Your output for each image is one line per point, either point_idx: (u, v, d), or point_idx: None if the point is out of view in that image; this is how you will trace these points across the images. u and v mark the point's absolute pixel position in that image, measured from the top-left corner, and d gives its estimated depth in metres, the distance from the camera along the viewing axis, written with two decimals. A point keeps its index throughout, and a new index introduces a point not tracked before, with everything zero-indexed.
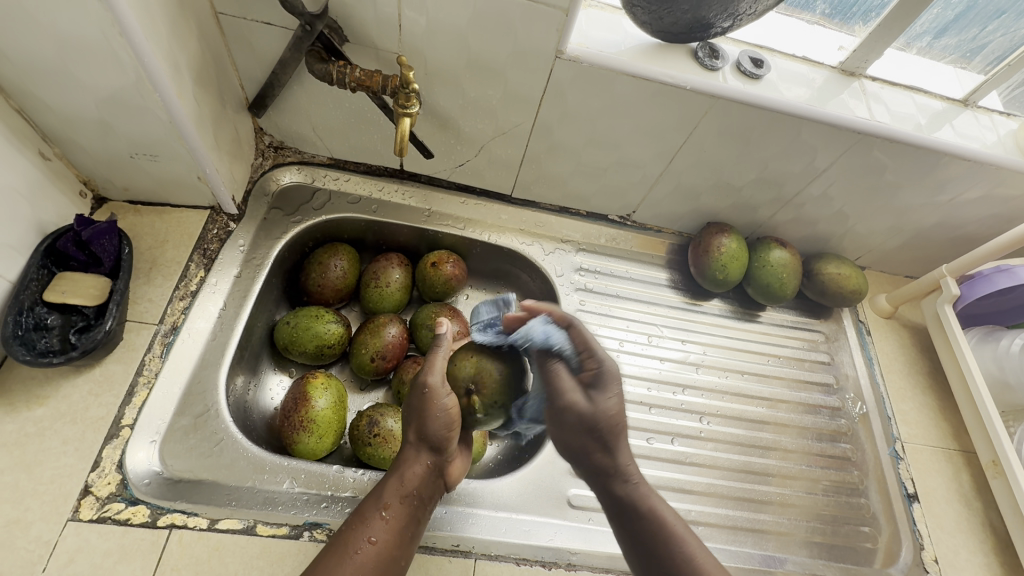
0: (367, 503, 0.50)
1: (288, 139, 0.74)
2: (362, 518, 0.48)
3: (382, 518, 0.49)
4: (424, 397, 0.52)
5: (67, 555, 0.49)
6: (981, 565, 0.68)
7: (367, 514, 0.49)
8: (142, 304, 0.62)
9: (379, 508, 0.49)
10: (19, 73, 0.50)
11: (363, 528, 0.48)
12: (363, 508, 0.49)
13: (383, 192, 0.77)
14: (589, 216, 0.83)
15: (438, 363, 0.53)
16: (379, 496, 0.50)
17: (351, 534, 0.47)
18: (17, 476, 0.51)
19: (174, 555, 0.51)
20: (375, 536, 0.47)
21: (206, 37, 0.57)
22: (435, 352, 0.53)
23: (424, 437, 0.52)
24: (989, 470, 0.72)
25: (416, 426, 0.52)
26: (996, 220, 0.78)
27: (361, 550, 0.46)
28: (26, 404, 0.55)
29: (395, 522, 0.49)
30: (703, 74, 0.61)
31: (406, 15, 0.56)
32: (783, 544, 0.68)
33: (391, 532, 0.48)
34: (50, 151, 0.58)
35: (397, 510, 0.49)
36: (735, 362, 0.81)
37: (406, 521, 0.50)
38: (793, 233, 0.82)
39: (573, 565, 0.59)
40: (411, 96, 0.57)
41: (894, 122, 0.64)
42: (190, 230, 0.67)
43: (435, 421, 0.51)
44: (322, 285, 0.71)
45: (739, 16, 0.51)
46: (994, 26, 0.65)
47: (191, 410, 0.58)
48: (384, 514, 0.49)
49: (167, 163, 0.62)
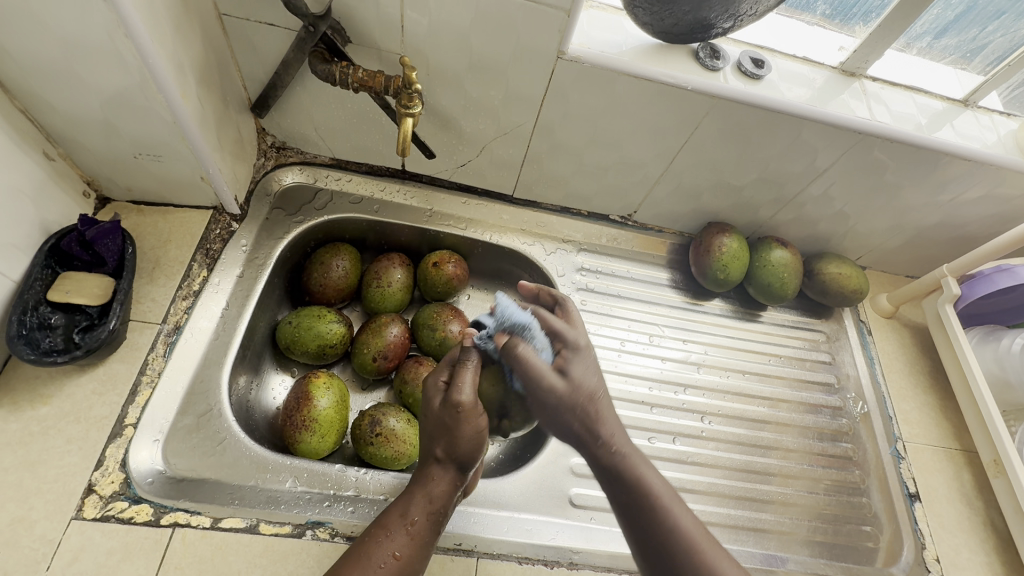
0: (393, 514, 0.49)
1: (290, 140, 0.74)
2: (387, 531, 0.47)
3: (407, 532, 0.48)
4: (455, 415, 0.50)
5: (71, 553, 0.49)
6: (982, 564, 0.68)
7: (391, 525, 0.48)
8: (145, 303, 0.62)
9: (406, 523, 0.48)
10: (24, 73, 0.50)
11: (387, 541, 0.47)
12: (387, 519, 0.48)
13: (385, 192, 0.78)
14: (590, 216, 0.84)
15: (467, 378, 0.52)
16: (406, 509, 0.49)
17: (375, 545, 0.46)
18: (21, 475, 0.51)
19: (177, 554, 0.51)
20: (398, 551, 0.47)
21: (209, 38, 0.57)
22: (461, 368, 0.52)
23: (453, 454, 0.50)
24: (990, 470, 0.72)
25: (445, 444, 0.50)
26: (997, 220, 0.78)
27: (384, 564, 0.45)
28: (30, 404, 0.55)
29: (419, 539, 0.48)
30: (704, 75, 0.62)
31: (408, 16, 0.57)
32: (784, 544, 0.68)
33: (415, 547, 0.48)
34: (54, 151, 0.59)
35: (423, 526, 0.48)
36: (736, 362, 0.81)
37: (429, 537, 0.49)
38: (793, 233, 0.83)
39: (575, 564, 0.59)
40: (414, 96, 0.57)
41: (895, 122, 0.65)
42: (193, 231, 0.68)
43: (466, 441, 0.50)
44: (323, 285, 0.71)
45: (740, 17, 0.51)
46: (993, 27, 0.65)
47: (194, 409, 0.59)
48: (410, 528, 0.48)
49: (170, 164, 0.62)
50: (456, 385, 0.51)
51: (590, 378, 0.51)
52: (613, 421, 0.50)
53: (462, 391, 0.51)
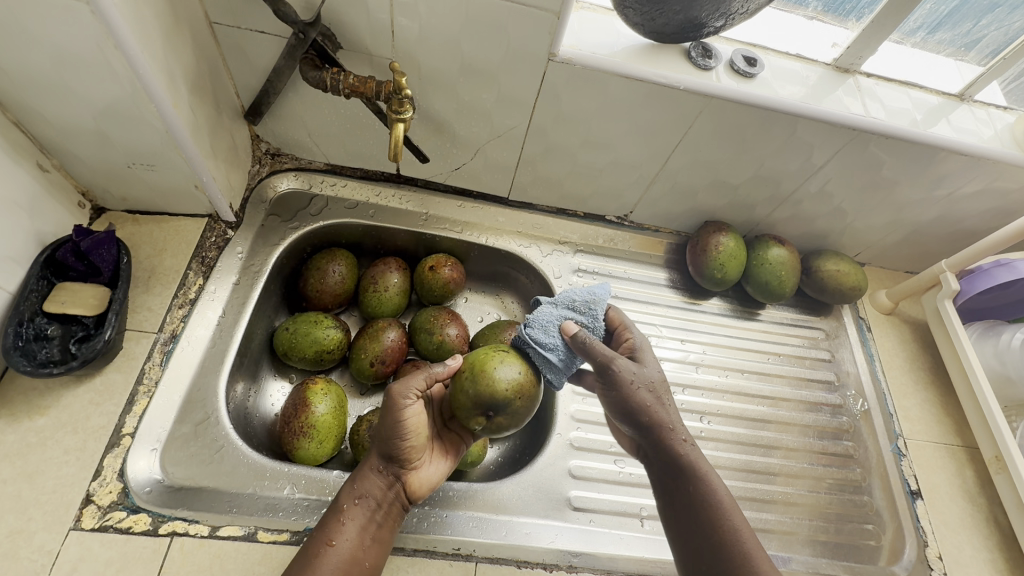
0: (331, 509, 0.52)
1: (285, 147, 0.74)
2: (325, 522, 0.50)
3: (342, 521, 0.50)
4: (386, 407, 0.53)
5: (70, 564, 0.49)
6: (986, 561, 0.68)
7: (329, 518, 0.50)
8: (142, 313, 0.63)
9: (340, 511, 0.51)
10: (16, 86, 0.50)
11: (324, 531, 0.49)
12: (326, 514, 0.51)
13: (380, 197, 0.78)
14: (586, 217, 0.84)
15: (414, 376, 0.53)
16: (340, 500, 0.52)
17: (312, 537, 0.49)
18: (19, 486, 0.52)
19: (176, 563, 0.51)
20: (335, 539, 0.49)
21: (200, 47, 0.57)
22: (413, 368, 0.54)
23: (384, 444, 0.54)
24: (992, 466, 0.72)
25: (382, 435, 0.54)
26: (995, 214, 0.77)
27: (319, 552, 0.48)
28: (28, 415, 0.55)
29: (354, 523, 0.50)
30: (696, 74, 0.62)
31: (398, 21, 0.57)
32: (786, 544, 0.68)
33: (348, 533, 0.49)
34: (48, 162, 0.59)
35: (356, 513, 0.51)
36: (735, 361, 0.80)
37: (367, 522, 0.51)
38: (790, 231, 0.83)
39: (574, 567, 0.59)
40: (405, 102, 0.58)
41: (890, 118, 0.64)
42: (189, 239, 0.68)
43: (399, 428, 0.53)
44: (320, 291, 0.71)
45: (732, 15, 0.51)
46: (987, 20, 0.65)
47: (192, 417, 0.59)
48: (343, 514, 0.50)
49: (164, 173, 0.62)
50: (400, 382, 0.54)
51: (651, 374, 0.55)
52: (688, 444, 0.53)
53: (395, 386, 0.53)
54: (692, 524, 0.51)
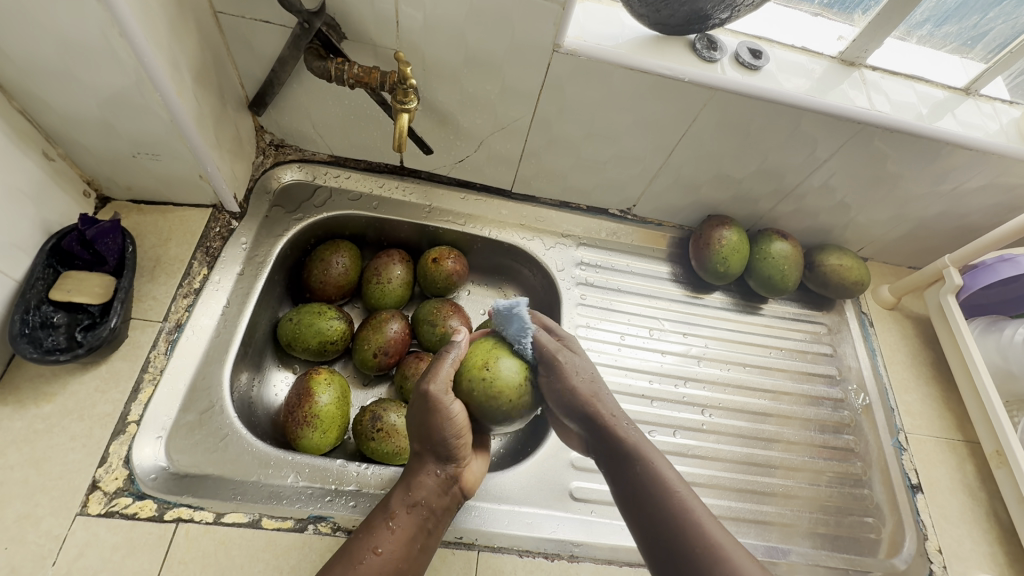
0: (377, 515, 0.51)
1: (289, 138, 0.74)
2: (371, 529, 0.50)
3: (389, 529, 0.50)
4: (428, 406, 0.51)
5: (76, 549, 0.50)
6: (985, 555, 0.68)
7: (375, 525, 0.50)
8: (147, 302, 0.63)
9: (388, 519, 0.50)
10: (22, 73, 0.50)
11: (371, 538, 0.49)
12: (373, 520, 0.51)
13: (383, 189, 0.78)
14: (589, 210, 0.84)
15: (440, 369, 0.52)
16: (387, 506, 0.51)
17: (359, 545, 0.49)
18: (27, 472, 0.52)
19: (181, 548, 0.51)
20: (381, 547, 0.48)
21: (205, 37, 0.57)
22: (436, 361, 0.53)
23: (433, 446, 0.52)
24: (993, 460, 0.72)
25: (425, 436, 0.52)
26: (1000, 209, 0.77)
27: (365, 560, 0.47)
28: (34, 402, 0.55)
29: (403, 533, 0.50)
30: (701, 66, 0.61)
31: (403, 11, 0.57)
32: (786, 536, 0.68)
33: (395, 543, 0.49)
34: (53, 152, 0.59)
35: (404, 521, 0.50)
36: (737, 355, 0.81)
37: (414, 531, 0.50)
38: (793, 225, 0.82)
39: (576, 557, 0.59)
40: (409, 92, 0.57)
41: (894, 111, 0.64)
42: (194, 228, 0.68)
43: (444, 427, 0.51)
44: (324, 282, 0.71)
45: (737, 7, 0.51)
46: (994, 13, 0.64)
47: (196, 406, 0.59)
48: (392, 522, 0.50)
49: (168, 162, 0.62)
50: (428, 374, 0.52)
51: (581, 379, 0.53)
52: (618, 429, 0.52)
53: (430, 381, 0.52)
54: (638, 511, 0.48)
